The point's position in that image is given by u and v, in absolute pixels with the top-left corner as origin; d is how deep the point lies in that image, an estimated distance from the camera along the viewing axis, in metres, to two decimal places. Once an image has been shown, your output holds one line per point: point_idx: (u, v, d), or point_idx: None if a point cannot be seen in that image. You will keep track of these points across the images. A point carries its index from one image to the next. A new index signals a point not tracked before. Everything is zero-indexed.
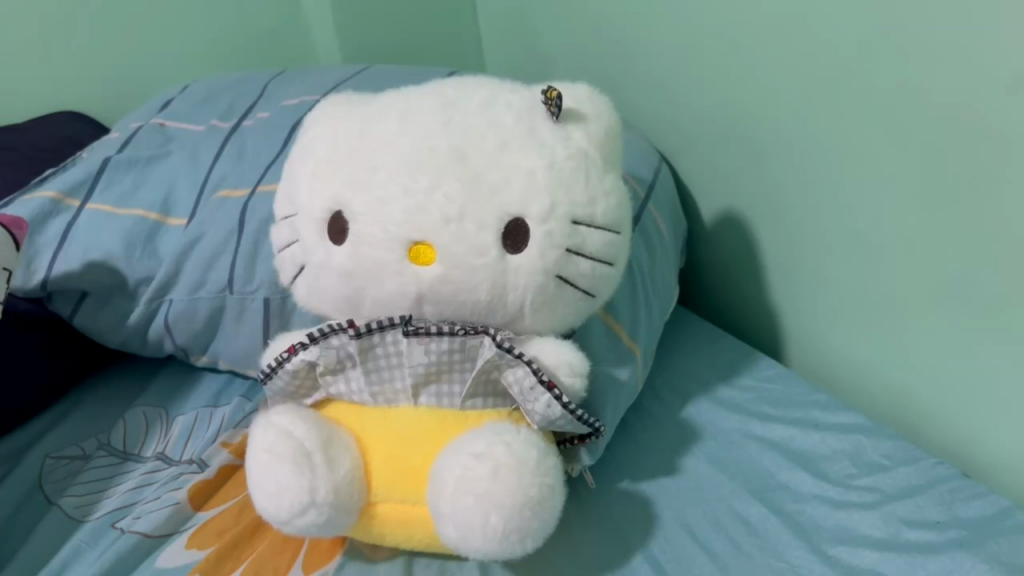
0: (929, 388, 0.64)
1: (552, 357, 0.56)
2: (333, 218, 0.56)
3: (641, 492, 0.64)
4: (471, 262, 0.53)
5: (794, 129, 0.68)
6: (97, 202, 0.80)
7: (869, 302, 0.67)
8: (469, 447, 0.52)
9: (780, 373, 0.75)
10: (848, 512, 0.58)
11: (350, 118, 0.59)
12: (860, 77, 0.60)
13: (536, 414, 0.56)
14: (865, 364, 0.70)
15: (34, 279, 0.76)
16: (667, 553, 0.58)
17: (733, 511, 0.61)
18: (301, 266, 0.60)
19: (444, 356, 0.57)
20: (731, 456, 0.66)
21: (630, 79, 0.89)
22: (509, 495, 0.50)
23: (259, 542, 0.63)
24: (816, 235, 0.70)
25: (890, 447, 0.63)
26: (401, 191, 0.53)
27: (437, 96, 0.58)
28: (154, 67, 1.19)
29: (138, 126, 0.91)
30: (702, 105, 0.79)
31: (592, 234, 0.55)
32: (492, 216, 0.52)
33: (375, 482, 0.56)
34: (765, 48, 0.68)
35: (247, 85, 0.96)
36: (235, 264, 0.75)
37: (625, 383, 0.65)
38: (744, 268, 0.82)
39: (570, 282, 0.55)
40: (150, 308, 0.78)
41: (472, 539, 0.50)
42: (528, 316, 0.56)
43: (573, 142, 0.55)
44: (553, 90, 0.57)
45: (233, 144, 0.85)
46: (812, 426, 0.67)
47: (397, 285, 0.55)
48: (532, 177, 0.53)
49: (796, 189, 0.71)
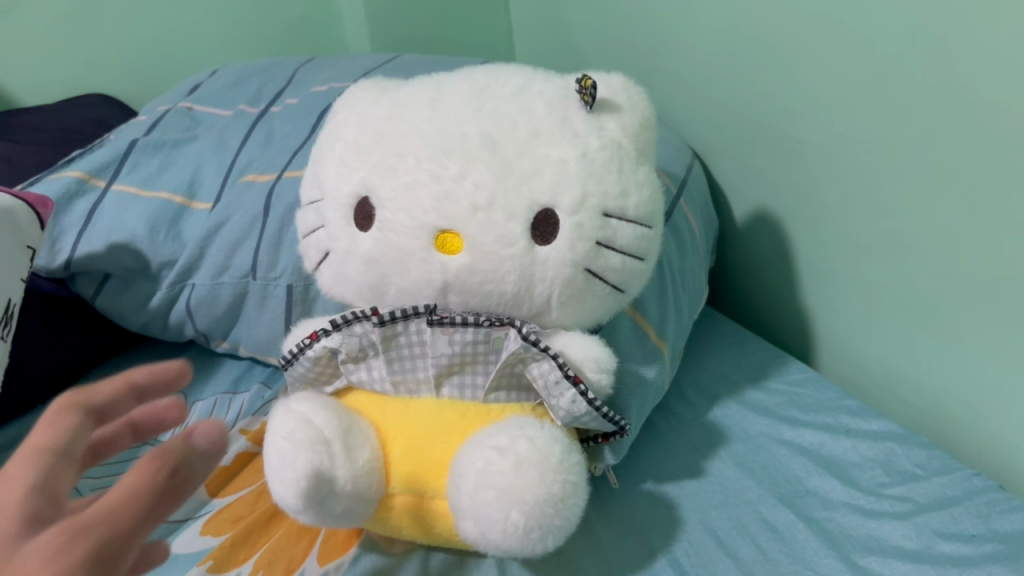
0: (963, 398, 0.62)
1: (579, 352, 0.55)
2: (359, 203, 0.55)
3: (666, 494, 0.62)
4: (499, 252, 0.51)
5: (832, 128, 0.67)
6: (122, 184, 0.80)
7: (905, 306, 0.65)
8: (492, 441, 0.51)
9: (811, 377, 0.73)
10: (880, 521, 0.56)
11: (380, 104, 0.58)
12: (905, 76, 0.58)
13: (561, 410, 0.55)
14: (898, 369, 0.68)
15: (57, 259, 0.76)
16: (691, 556, 0.56)
17: (760, 516, 0.59)
18: (326, 251, 0.59)
19: (467, 348, 0.55)
20: (759, 460, 0.64)
21: (662, 75, 0.88)
22: (531, 491, 0.48)
23: (274, 532, 0.62)
24: (854, 235, 0.68)
25: (924, 456, 0.61)
26: (430, 178, 0.52)
27: (469, 84, 0.57)
28: (185, 53, 1.20)
29: (166, 108, 0.91)
30: (737, 102, 0.77)
31: (622, 228, 0.53)
32: (521, 206, 0.51)
33: (394, 474, 0.55)
34: (804, 43, 0.67)
35: (277, 70, 0.96)
36: (260, 249, 0.73)
37: (652, 382, 0.64)
38: (775, 270, 0.80)
39: (598, 276, 0.54)
40: (172, 292, 0.77)
41: (492, 535, 0.49)
42: (554, 310, 0.55)
43: (606, 132, 0.54)
44: (588, 78, 0.55)
45: (261, 130, 0.84)
46: (843, 432, 0.65)
47: (423, 273, 0.54)
48: (565, 167, 0.52)
49: (834, 189, 0.69)
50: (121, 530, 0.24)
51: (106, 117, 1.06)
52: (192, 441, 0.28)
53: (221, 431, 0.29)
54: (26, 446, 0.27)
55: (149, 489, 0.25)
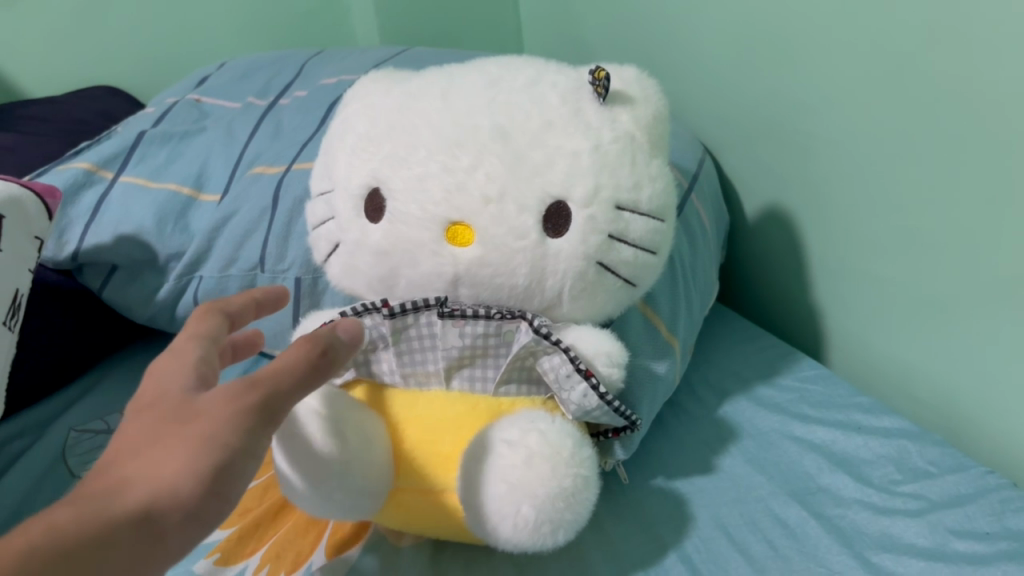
0: (977, 396, 0.62)
1: (590, 345, 0.55)
2: (370, 194, 0.55)
3: (676, 490, 0.62)
4: (510, 245, 0.51)
5: (845, 123, 0.66)
6: (130, 175, 0.80)
7: (917, 303, 0.65)
8: (503, 435, 0.50)
9: (822, 374, 0.72)
10: (893, 519, 0.56)
11: (391, 95, 0.58)
12: (918, 71, 0.58)
13: (572, 403, 0.54)
14: (910, 366, 0.67)
15: (65, 250, 0.76)
16: (702, 552, 0.56)
17: (771, 513, 0.58)
18: (336, 243, 0.58)
19: (478, 340, 0.55)
20: (770, 456, 0.64)
21: (672, 69, 0.88)
22: (542, 485, 0.48)
23: (282, 525, 0.62)
24: (866, 231, 0.68)
25: (936, 454, 0.61)
26: (441, 169, 0.52)
27: (481, 76, 0.57)
28: (193, 46, 1.20)
29: (174, 100, 0.91)
30: (748, 97, 0.77)
31: (635, 221, 0.53)
32: (533, 198, 0.51)
33: (403, 467, 0.54)
34: (815, 37, 0.66)
35: (286, 63, 0.95)
36: (268, 242, 0.73)
37: (663, 378, 0.63)
38: (786, 267, 0.80)
39: (611, 269, 0.54)
40: (179, 284, 0.76)
41: (503, 527, 0.49)
42: (566, 303, 0.55)
43: (619, 125, 0.54)
44: (601, 70, 0.55)
45: (269, 122, 0.84)
46: (855, 429, 0.65)
47: (433, 265, 0.53)
48: (577, 159, 0.51)
49: (846, 185, 0.68)
50: (285, 390, 0.38)
51: (113, 109, 1.06)
52: (340, 332, 0.43)
53: (357, 325, 0.46)
54: (190, 333, 0.42)
55: (303, 361, 0.39)
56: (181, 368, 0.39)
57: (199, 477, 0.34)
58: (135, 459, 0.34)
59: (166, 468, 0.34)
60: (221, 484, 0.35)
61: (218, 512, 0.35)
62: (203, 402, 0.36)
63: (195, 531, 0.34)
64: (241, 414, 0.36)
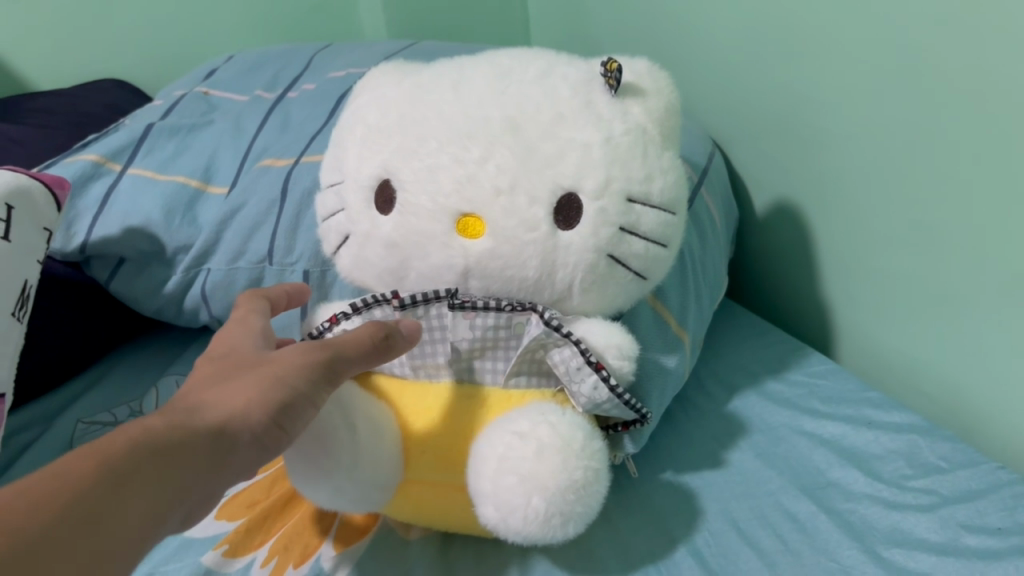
0: (988, 391, 0.62)
1: (601, 338, 0.54)
2: (381, 186, 0.55)
3: (686, 484, 0.62)
4: (521, 236, 0.51)
5: (856, 117, 0.66)
6: (138, 168, 0.80)
7: (929, 298, 0.64)
8: (513, 426, 0.50)
9: (832, 369, 0.72)
10: (904, 514, 0.56)
11: (402, 87, 0.58)
12: (931, 65, 0.57)
13: (582, 396, 0.54)
14: (920, 362, 0.67)
15: (73, 243, 0.75)
16: (712, 546, 0.55)
17: (781, 507, 0.58)
18: (346, 235, 0.58)
19: (489, 332, 0.55)
20: (780, 451, 0.64)
21: (681, 64, 0.87)
22: (552, 478, 0.48)
23: (290, 517, 0.61)
24: (877, 228, 0.67)
25: (948, 449, 0.60)
26: (452, 161, 0.52)
27: (493, 68, 0.56)
28: (201, 39, 1.20)
29: (182, 93, 0.91)
30: (758, 92, 0.76)
31: (646, 214, 0.53)
32: (544, 190, 0.51)
33: (411, 459, 0.54)
34: (826, 31, 0.66)
35: (294, 56, 0.95)
36: (276, 235, 0.73)
37: (673, 372, 0.63)
38: (795, 262, 0.80)
39: (621, 262, 0.53)
40: (187, 277, 0.76)
41: (513, 521, 0.48)
42: (576, 296, 0.55)
43: (630, 117, 0.54)
44: (613, 62, 0.55)
45: (278, 115, 0.84)
46: (865, 424, 0.64)
47: (444, 257, 0.53)
48: (589, 151, 0.51)
49: (856, 179, 0.68)
50: (349, 353, 0.46)
51: (121, 102, 1.06)
52: (404, 321, 0.51)
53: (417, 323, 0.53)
54: (250, 310, 0.53)
55: (369, 333, 0.47)
56: (248, 334, 0.50)
57: (266, 404, 0.41)
58: (217, 387, 0.42)
59: (240, 394, 0.41)
60: (285, 418, 0.42)
61: (280, 441, 0.42)
62: (280, 355, 0.45)
63: (263, 449, 0.41)
64: (307, 365, 0.44)
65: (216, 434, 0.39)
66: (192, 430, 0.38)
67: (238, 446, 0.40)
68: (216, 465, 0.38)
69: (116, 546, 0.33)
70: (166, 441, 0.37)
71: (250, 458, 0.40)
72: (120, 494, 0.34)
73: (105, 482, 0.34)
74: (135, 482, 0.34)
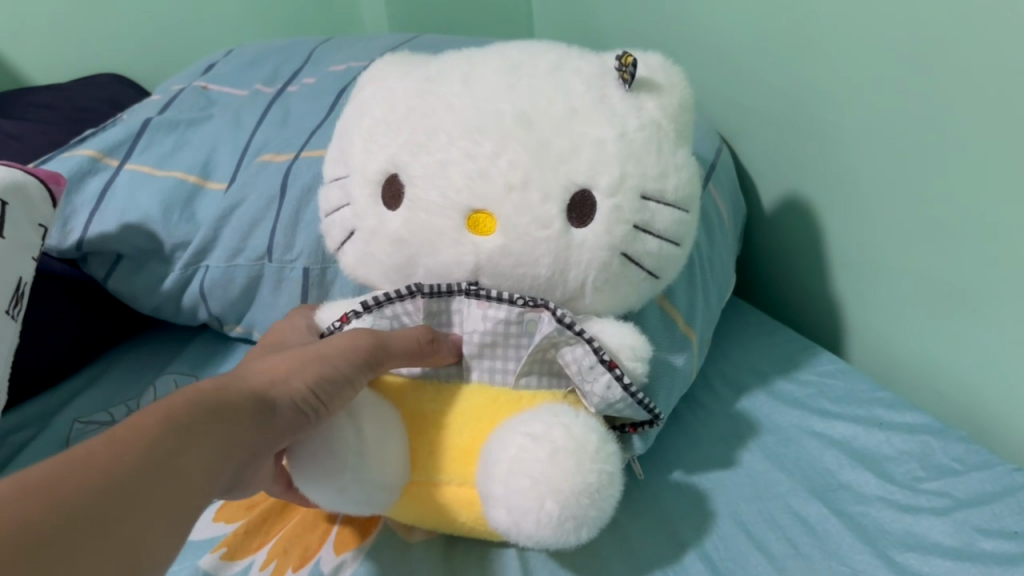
0: (1002, 392, 0.61)
1: (614, 338, 0.53)
2: (389, 180, 0.54)
3: (695, 485, 0.61)
4: (534, 234, 0.50)
5: (869, 113, 0.65)
6: (136, 163, 0.78)
7: (942, 296, 0.64)
8: (526, 428, 0.49)
9: (841, 368, 0.71)
10: (918, 517, 0.55)
11: (411, 80, 0.56)
12: (950, 60, 0.56)
13: (595, 396, 0.53)
14: (932, 362, 0.67)
15: (69, 239, 0.74)
16: (724, 550, 0.54)
17: (791, 510, 0.57)
18: (351, 230, 0.57)
19: (500, 327, 0.54)
20: (790, 451, 0.63)
21: (689, 57, 0.86)
22: (566, 481, 0.47)
23: (289, 518, 0.61)
24: (890, 226, 0.67)
25: (961, 451, 0.60)
26: (462, 155, 0.51)
27: (504, 61, 0.55)
28: (198, 32, 1.18)
29: (180, 87, 0.89)
30: (768, 86, 0.75)
31: (660, 212, 0.52)
32: (558, 186, 0.50)
33: (421, 461, 0.53)
34: (841, 24, 0.65)
35: (295, 49, 0.93)
36: (277, 231, 0.72)
37: (681, 371, 0.62)
38: (803, 259, 0.79)
39: (634, 260, 0.52)
40: (185, 274, 0.75)
41: (525, 525, 0.47)
42: (588, 295, 0.54)
43: (645, 112, 0.52)
44: (627, 56, 0.54)
45: (278, 109, 0.82)
46: (876, 424, 0.64)
47: (455, 255, 0.52)
48: (602, 147, 0.50)
49: (869, 175, 0.67)
50: (389, 349, 0.51)
51: (118, 96, 1.04)
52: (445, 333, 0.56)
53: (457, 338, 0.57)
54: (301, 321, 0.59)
55: (413, 334, 0.53)
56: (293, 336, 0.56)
57: (311, 382, 0.47)
58: (273, 365, 0.48)
59: (290, 372, 0.47)
60: (326, 396, 0.48)
61: (321, 415, 0.47)
62: (326, 344, 0.51)
63: (304, 419, 0.46)
64: (350, 354, 0.50)
65: (263, 399, 0.45)
66: (242, 394, 0.44)
67: (284, 413, 0.45)
68: (263, 426, 0.44)
69: (188, 484, 0.38)
70: (225, 400, 0.43)
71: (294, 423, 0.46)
72: (190, 439, 0.39)
73: (179, 427, 0.39)
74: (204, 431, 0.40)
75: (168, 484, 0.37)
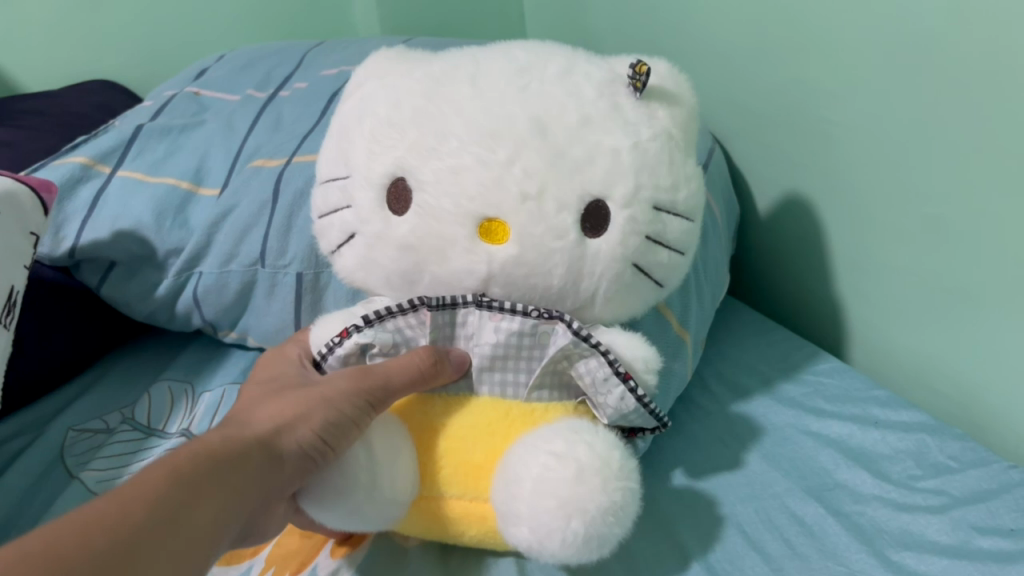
0: (1001, 389, 0.60)
1: (627, 349, 0.54)
2: (394, 184, 0.52)
3: (689, 487, 0.60)
4: (549, 245, 0.49)
5: (863, 109, 0.64)
6: (128, 170, 0.78)
7: (938, 293, 0.63)
8: (548, 445, 0.48)
9: (837, 367, 0.71)
10: (914, 515, 0.55)
11: (396, 83, 0.56)
12: (944, 54, 0.56)
13: (609, 408, 0.53)
14: (929, 359, 0.66)
15: (61, 246, 0.74)
16: (718, 552, 0.54)
17: (787, 510, 0.57)
18: (351, 233, 0.56)
19: (512, 339, 0.53)
20: (784, 451, 0.63)
21: (683, 56, 0.86)
22: (596, 501, 0.45)
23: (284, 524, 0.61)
24: (884, 223, 0.66)
25: (957, 449, 0.59)
26: (477, 162, 0.49)
27: (489, 62, 0.55)
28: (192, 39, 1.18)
29: (172, 93, 0.90)
30: (762, 84, 0.75)
31: (672, 223, 0.52)
32: (574, 196, 0.49)
33: (430, 476, 0.53)
34: (833, 20, 0.64)
35: (287, 54, 0.94)
36: (269, 236, 0.71)
37: (674, 373, 0.63)
38: (801, 258, 0.78)
39: (644, 271, 0.53)
40: (179, 281, 0.75)
41: (549, 543, 0.46)
42: (598, 304, 0.53)
43: (657, 122, 0.52)
44: (642, 64, 0.53)
45: (269, 115, 0.82)
46: (871, 423, 0.63)
47: (467, 263, 0.51)
48: (618, 157, 0.49)
49: (863, 173, 0.66)
50: (397, 383, 0.51)
51: (112, 103, 1.04)
52: (450, 355, 0.54)
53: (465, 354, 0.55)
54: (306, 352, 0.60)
55: (419, 360, 0.52)
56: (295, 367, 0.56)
57: (317, 425, 0.49)
58: (285, 410, 0.50)
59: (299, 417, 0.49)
60: (335, 437, 0.49)
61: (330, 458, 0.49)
62: (336, 385, 0.52)
63: (313, 463, 0.48)
64: (356, 393, 0.51)
65: (270, 449, 0.47)
66: (249, 444, 0.46)
67: (291, 459, 0.47)
68: (274, 474, 0.46)
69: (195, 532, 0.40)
70: (231, 451, 0.45)
71: (306, 467, 0.48)
72: (198, 489, 0.41)
73: (187, 478, 0.41)
74: (211, 482, 0.42)
75: (180, 533, 0.39)
